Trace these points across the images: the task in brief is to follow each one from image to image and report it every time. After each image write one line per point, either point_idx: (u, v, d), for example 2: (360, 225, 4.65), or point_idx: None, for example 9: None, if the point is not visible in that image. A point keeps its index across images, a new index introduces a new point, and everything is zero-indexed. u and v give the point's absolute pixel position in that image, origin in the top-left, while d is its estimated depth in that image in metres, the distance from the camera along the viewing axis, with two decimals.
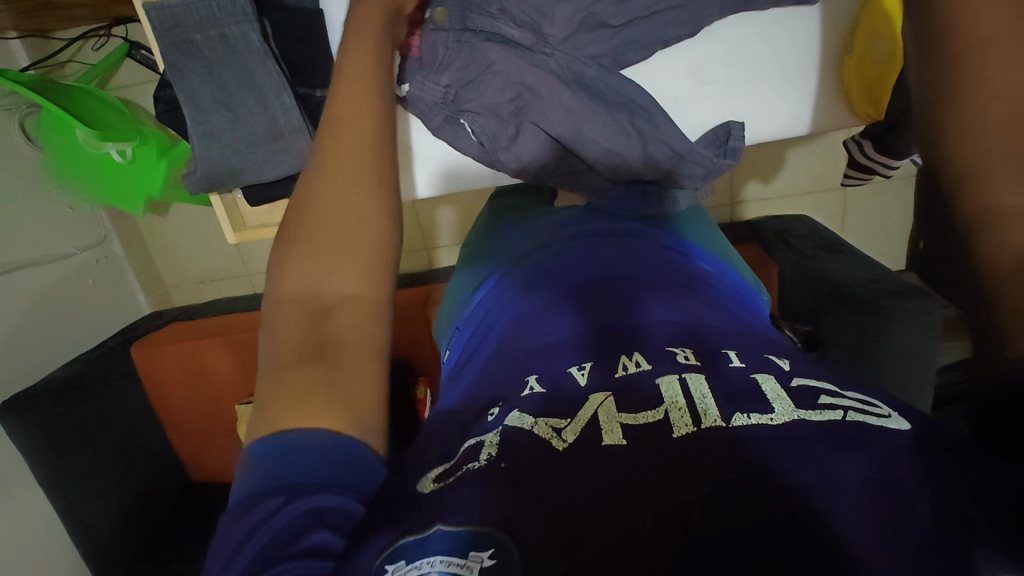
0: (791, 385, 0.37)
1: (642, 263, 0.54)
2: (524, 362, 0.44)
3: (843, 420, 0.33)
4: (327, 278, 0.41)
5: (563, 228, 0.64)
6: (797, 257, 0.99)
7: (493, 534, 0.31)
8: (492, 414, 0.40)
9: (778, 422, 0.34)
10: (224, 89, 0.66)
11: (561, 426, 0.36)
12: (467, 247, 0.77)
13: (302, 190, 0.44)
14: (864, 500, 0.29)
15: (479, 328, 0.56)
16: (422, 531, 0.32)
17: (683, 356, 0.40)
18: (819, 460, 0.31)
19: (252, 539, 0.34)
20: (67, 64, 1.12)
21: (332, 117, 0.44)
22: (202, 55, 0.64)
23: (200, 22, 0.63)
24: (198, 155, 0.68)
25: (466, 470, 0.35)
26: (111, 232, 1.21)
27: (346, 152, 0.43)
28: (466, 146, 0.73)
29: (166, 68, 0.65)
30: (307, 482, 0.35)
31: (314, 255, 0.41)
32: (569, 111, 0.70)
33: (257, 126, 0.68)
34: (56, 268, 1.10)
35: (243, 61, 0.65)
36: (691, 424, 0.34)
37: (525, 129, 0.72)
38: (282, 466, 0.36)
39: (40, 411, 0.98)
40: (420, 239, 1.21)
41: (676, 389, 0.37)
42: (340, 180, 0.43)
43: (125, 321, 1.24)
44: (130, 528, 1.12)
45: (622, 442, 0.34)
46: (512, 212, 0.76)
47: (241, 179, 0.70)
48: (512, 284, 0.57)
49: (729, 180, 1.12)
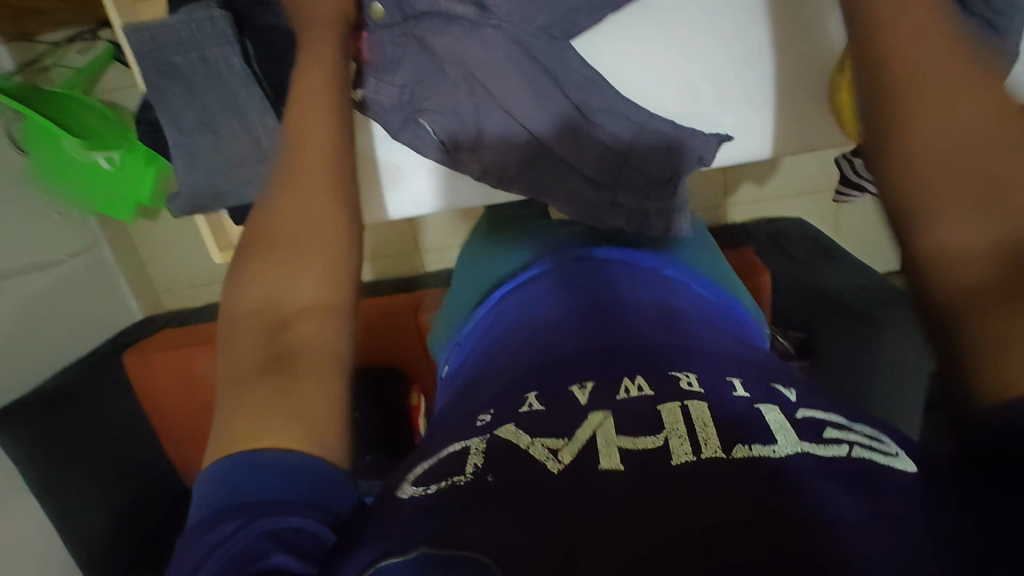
0: (796, 417, 0.36)
1: (639, 286, 0.55)
2: (509, 387, 0.44)
3: (849, 458, 0.33)
4: (284, 287, 0.41)
5: (563, 249, 0.64)
6: (792, 265, 1.01)
7: (480, 558, 0.30)
8: (482, 419, 0.41)
9: (781, 454, 0.33)
10: (207, 110, 0.65)
11: (558, 448, 0.36)
12: (465, 261, 0.76)
13: (262, 202, 0.44)
14: (871, 530, 0.28)
15: (476, 348, 0.56)
16: (405, 552, 0.31)
17: (686, 381, 0.40)
18: (815, 489, 0.30)
19: (210, 558, 0.32)
20: (53, 68, 1.10)
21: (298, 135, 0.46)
22: (184, 78, 0.63)
23: (181, 44, 0.62)
24: (181, 178, 0.68)
25: (449, 483, 0.35)
26: (100, 237, 1.20)
27: (307, 168, 0.45)
28: (426, 148, 0.72)
29: (148, 90, 0.64)
30: (276, 500, 0.34)
31: (270, 266, 0.42)
32: (525, 105, 0.68)
33: (240, 149, 0.67)
34: (46, 274, 1.09)
35: (225, 85, 0.64)
36: (691, 453, 0.34)
37: (486, 128, 0.69)
38: (249, 482, 0.35)
39: (31, 420, 0.98)
40: (413, 244, 1.20)
41: (677, 418, 0.36)
42: (297, 203, 0.43)
43: (117, 327, 1.24)
44: (124, 534, 1.12)
45: (621, 468, 0.34)
46: (511, 229, 0.75)
47: (225, 202, 0.69)
48: (512, 306, 0.57)
49: (724, 182, 1.11)
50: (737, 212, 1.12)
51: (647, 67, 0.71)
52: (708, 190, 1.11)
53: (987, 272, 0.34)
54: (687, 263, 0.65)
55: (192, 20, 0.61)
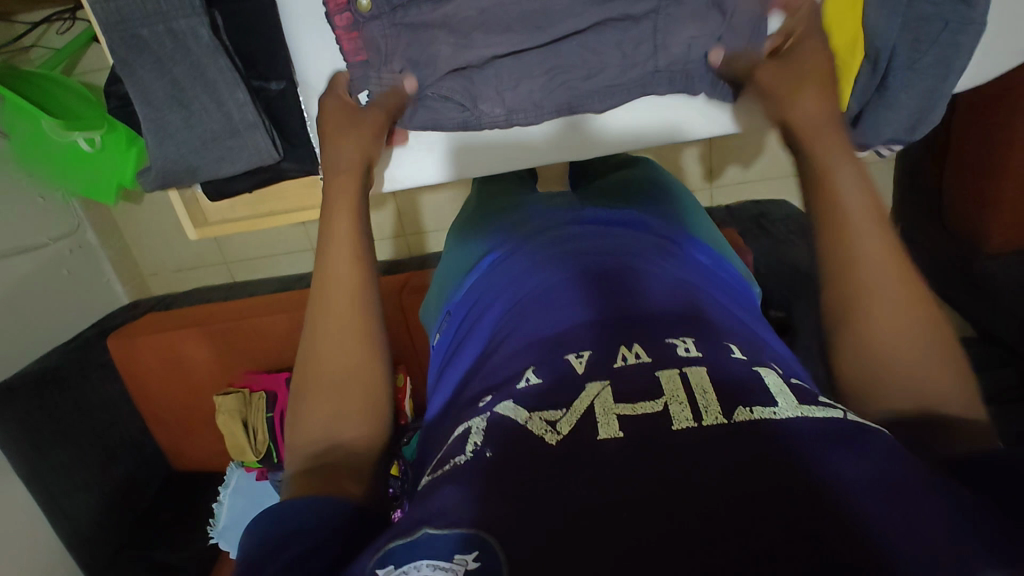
0: (791, 382, 0.38)
1: (640, 255, 0.53)
2: (507, 363, 0.43)
3: (845, 420, 0.34)
4: (332, 412, 0.44)
5: (553, 219, 0.62)
6: (772, 243, 1.03)
7: (480, 534, 0.31)
8: (484, 401, 0.40)
9: (782, 417, 0.34)
10: (177, 86, 0.65)
11: (555, 420, 0.36)
12: (457, 223, 0.76)
13: (302, 345, 0.48)
14: (872, 501, 0.29)
15: (471, 314, 0.55)
16: (411, 535, 0.32)
17: (683, 347, 0.40)
18: (811, 460, 0.31)
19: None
20: (31, 49, 1.09)
21: (324, 273, 0.49)
22: (151, 50, 0.63)
23: (146, 15, 0.61)
24: (153, 154, 0.67)
25: (451, 465, 0.36)
26: (84, 219, 1.19)
27: (337, 305, 0.48)
28: (446, 122, 0.68)
29: (115, 64, 0.63)
30: (286, 526, 0.37)
31: (315, 389, 0.45)
32: (517, 70, 0.65)
33: (212, 124, 0.67)
34: (29, 259, 1.09)
35: (195, 58, 0.64)
36: (691, 419, 0.34)
37: (498, 66, 0.65)
38: (265, 520, 0.39)
39: (17, 404, 0.98)
40: (401, 227, 1.21)
41: (676, 384, 0.36)
42: (330, 327, 0.47)
43: (102, 310, 1.23)
44: (114, 518, 1.12)
45: (619, 435, 0.34)
46: (500, 198, 0.74)
47: (198, 176, 0.70)
48: (505, 274, 0.55)
49: (709, 163, 1.11)
50: (722, 194, 1.13)
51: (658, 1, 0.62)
52: (692, 171, 1.11)
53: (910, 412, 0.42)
54: (687, 231, 0.64)
55: None
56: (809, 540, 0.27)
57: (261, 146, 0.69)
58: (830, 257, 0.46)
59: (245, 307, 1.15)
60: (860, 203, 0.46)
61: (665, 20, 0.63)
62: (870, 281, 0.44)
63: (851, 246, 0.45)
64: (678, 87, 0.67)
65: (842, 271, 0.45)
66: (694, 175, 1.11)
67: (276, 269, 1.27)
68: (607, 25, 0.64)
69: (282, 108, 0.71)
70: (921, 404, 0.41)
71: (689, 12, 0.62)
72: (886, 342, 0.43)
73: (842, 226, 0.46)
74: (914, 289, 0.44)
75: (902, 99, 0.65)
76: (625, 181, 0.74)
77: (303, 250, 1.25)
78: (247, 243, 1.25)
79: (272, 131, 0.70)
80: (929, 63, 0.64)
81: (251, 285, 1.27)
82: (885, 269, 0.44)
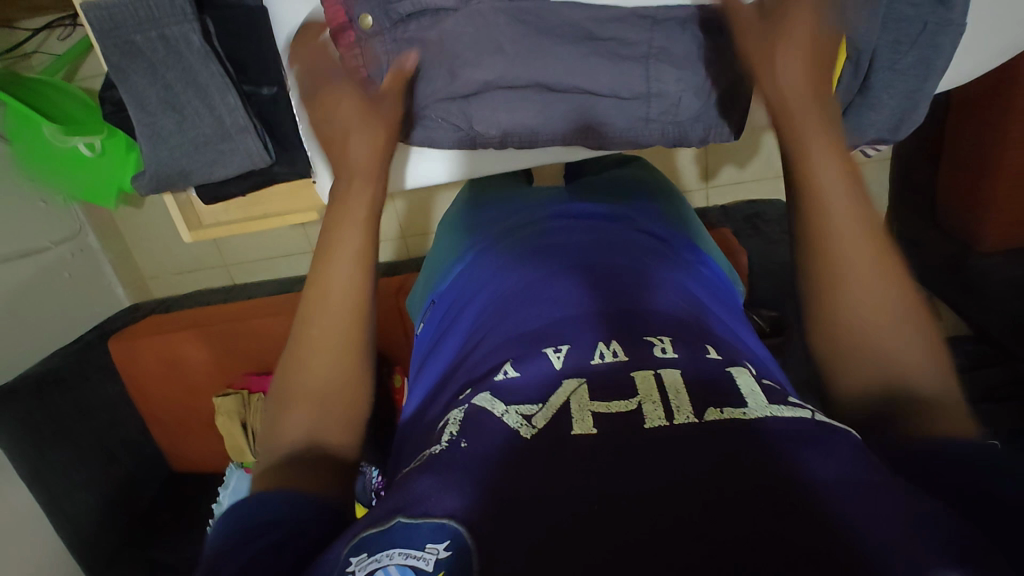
0: (764, 383, 0.38)
1: (618, 250, 0.54)
2: (485, 358, 0.44)
3: (812, 419, 0.35)
4: (315, 420, 0.44)
5: (535, 216, 0.63)
6: (764, 243, 1.04)
7: (453, 525, 0.31)
8: (463, 394, 0.41)
9: (752, 417, 0.34)
10: (169, 89, 0.66)
11: (531, 414, 0.37)
12: (444, 220, 0.77)
13: (290, 353, 0.47)
14: (835, 497, 0.30)
15: (453, 307, 0.56)
16: (383, 524, 0.33)
17: (660, 348, 0.40)
18: (783, 455, 0.32)
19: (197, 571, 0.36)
20: (33, 55, 1.10)
21: (319, 281, 0.48)
22: (144, 56, 0.64)
23: (140, 22, 0.62)
24: (146, 158, 0.68)
25: (428, 453, 0.37)
26: (85, 224, 1.20)
27: (332, 305, 0.47)
28: (443, 140, 0.69)
29: (110, 71, 0.64)
30: (265, 517, 0.38)
31: (300, 388, 0.45)
32: (514, 104, 0.66)
33: (204, 127, 0.68)
34: (31, 261, 1.10)
35: (187, 63, 0.65)
36: (663, 417, 0.35)
37: (490, 90, 0.66)
38: (240, 511, 0.39)
39: (18, 404, 0.99)
40: (397, 229, 1.21)
41: (650, 384, 0.37)
42: (320, 326, 0.47)
43: (103, 313, 1.25)
44: (113, 519, 1.13)
45: (593, 432, 0.35)
46: (487, 193, 0.75)
47: (191, 180, 0.71)
48: (489, 266, 0.56)
49: (704, 164, 1.11)
50: (717, 194, 1.14)
51: (648, 26, 0.64)
52: (687, 172, 1.11)
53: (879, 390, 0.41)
54: (668, 226, 0.64)
55: None
56: (773, 535, 0.28)
57: (253, 150, 0.70)
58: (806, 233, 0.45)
59: (244, 309, 1.16)
60: (836, 177, 0.44)
61: (656, 68, 0.65)
62: (836, 255, 0.43)
63: (826, 218, 0.43)
64: (667, 145, 0.69)
65: (820, 244, 0.43)
66: (688, 176, 1.12)
67: (275, 272, 1.29)
68: (600, 53, 0.64)
69: (272, 111, 0.72)
70: (881, 377, 0.41)
71: (682, 39, 0.64)
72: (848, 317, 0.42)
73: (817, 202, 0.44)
74: (883, 260, 0.42)
75: (883, 98, 0.66)
76: (614, 179, 0.75)
77: (302, 253, 1.26)
78: (246, 246, 1.26)
79: (264, 136, 0.71)
80: (908, 63, 0.64)
81: (250, 287, 1.28)
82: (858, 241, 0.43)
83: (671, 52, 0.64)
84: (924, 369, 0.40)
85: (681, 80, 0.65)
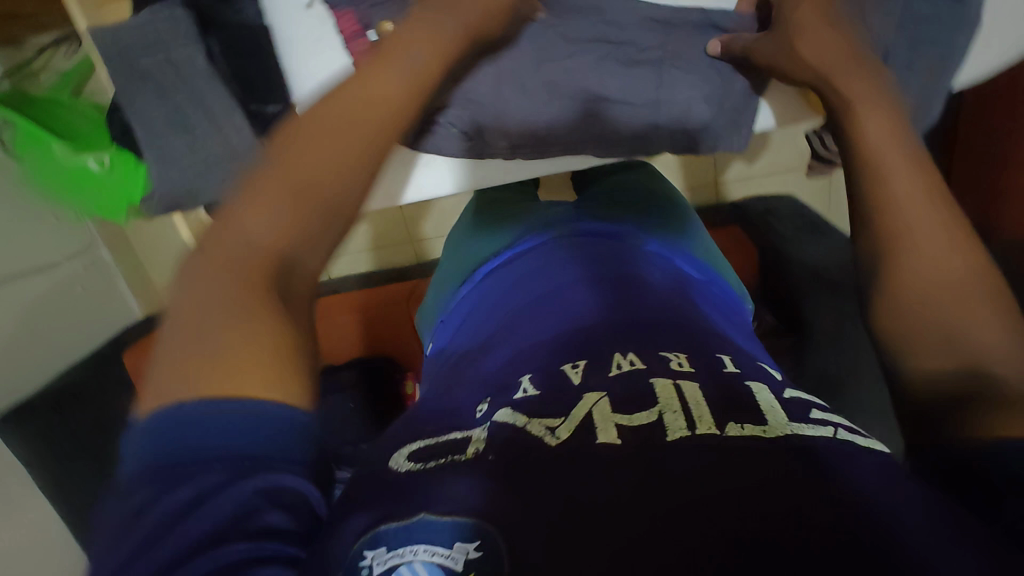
0: (785, 397, 0.40)
1: (627, 265, 0.53)
2: (504, 368, 0.43)
3: (834, 438, 0.36)
4: (284, 242, 0.37)
5: (547, 229, 0.63)
6: (779, 238, 1.03)
7: (481, 525, 0.31)
8: (481, 411, 0.40)
9: (771, 435, 0.35)
10: (178, 110, 0.65)
11: (555, 425, 0.36)
12: (454, 233, 0.76)
13: (252, 182, 0.39)
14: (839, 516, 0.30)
15: (463, 322, 0.55)
16: (406, 518, 0.32)
17: (677, 363, 0.41)
18: (805, 465, 0.33)
19: (163, 544, 0.28)
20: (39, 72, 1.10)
21: (338, 113, 0.42)
22: (152, 79, 0.65)
23: (147, 46, 0.65)
24: (155, 180, 0.65)
25: (450, 461, 0.35)
26: (96, 238, 1.19)
27: (335, 143, 0.41)
28: (448, 148, 0.64)
29: (120, 95, 0.66)
30: (259, 454, 0.30)
31: (263, 201, 0.37)
32: (530, 93, 0.64)
33: (212, 146, 0.65)
34: (46, 278, 1.10)
35: (193, 83, 0.66)
36: (685, 428, 0.35)
37: (506, 111, 0.64)
38: (206, 436, 0.30)
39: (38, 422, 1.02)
40: (405, 234, 1.22)
41: (671, 394, 0.38)
42: (312, 155, 0.40)
43: (117, 326, 1.25)
44: None
45: (617, 441, 0.35)
46: (493, 207, 0.75)
47: (199, 201, 0.67)
48: (503, 279, 0.56)
49: (714, 160, 1.10)
50: (730, 190, 1.13)
51: (659, 35, 0.67)
52: (698, 168, 1.10)
53: (946, 380, 0.38)
54: (677, 245, 0.63)
55: (156, 23, 0.65)
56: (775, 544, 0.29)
57: None
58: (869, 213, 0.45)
59: None
60: (888, 151, 0.46)
61: (669, 72, 0.65)
62: (902, 236, 0.43)
63: (898, 204, 0.43)
64: (677, 152, 0.67)
65: (884, 225, 0.44)
66: (700, 172, 1.11)
67: None
68: (610, 58, 0.65)
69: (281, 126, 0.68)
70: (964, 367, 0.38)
71: (693, 54, 0.66)
72: (916, 302, 0.41)
73: (880, 178, 0.45)
74: (941, 229, 0.42)
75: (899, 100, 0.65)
76: (623, 187, 0.74)
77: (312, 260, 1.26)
78: None
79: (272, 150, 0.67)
80: None
81: None
82: (928, 233, 0.42)
83: (685, 57, 0.65)
84: (1004, 349, 0.38)
85: (700, 94, 0.64)
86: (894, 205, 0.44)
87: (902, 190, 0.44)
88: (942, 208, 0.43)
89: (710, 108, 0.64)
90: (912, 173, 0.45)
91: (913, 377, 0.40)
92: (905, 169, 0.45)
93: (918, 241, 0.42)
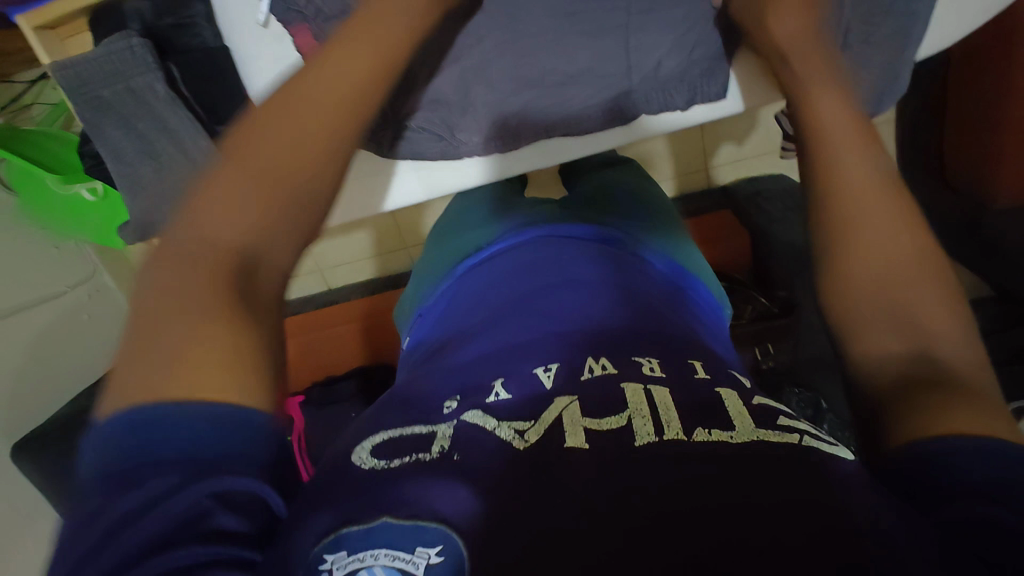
0: (753, 404, 0.39)
1: (609, 266, 0.53)
2: (479, 364, 0.43)
3: (799, 444, 0.35)
4: (250, 220, 0.38)
5: (524, 227, 0.62)
6: None
7: (449, 531, 0.31)
8: (449, 407, 0.40)
9: (738, 441, 0.34)
10: (144, 139, 0.68)
11: (524, 429, 0.36)
12: (438, 224, 0.76)
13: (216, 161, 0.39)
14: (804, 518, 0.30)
15: (441, 318, 0.55)
16: (367, 522, 0.32)
17: (648, 367, 0.40)
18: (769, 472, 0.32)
19: (110, 549, 0.28)
20: (31, 106, 1.12)
21: (308, 81, 0.43)
22: (115, 110, 0.68)
23: (105, 77, 0.67)
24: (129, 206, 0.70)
25: (413, 459, 0.35)
26: (98, 265, 1.22)
27: (305, 106, 0.42)
28: (427, 150, 0.68)
29: (86, 127, 0.68)
30: (215, 457, 0.31)
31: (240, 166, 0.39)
32: (500, 85, 0.65)
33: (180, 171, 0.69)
34: (49, 307, 1.12)
35: (155, 111, 0.68)
36: (652, 433, 0.35)
37: (478, 103, 0.66)
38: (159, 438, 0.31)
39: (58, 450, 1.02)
40: (398, 240, 1.23)
41: (640, 399, 0.37)
42: (288, 120, 0.41)
43: None
44: None
45: (585, 446, 0.34)
46: (476, 200, 0.75)
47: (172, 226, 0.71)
48: (482, 276, 0.56)
49: (702, 144, 1.09)
50: (719, 174, 1.12)
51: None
52: (686, 154, 1.09)
53: (895, 371, 0.36)
54: (658, 245, 0.62)
55: (113, 53, 0.67)
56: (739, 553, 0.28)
57: None
58: (821, 193, 0.44)
59: None
60: (844, 124, 0.46)
61: (635, 36, 0.63)
62: (854, 217, 0.42)
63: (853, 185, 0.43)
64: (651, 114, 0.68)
65: (836, 205, 0.43)
66: (687, 158, 1.10)
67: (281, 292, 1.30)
68: (574, 32, 0.63)
69: None
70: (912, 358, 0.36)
71: (662, 11, 0.63)
72: (868, 288, 0.40)
73: (833, 144, 0.45)
74: (895, 214, 0.41)
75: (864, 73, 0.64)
76: (606, 190, 0.73)
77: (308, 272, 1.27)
78: None
79: None
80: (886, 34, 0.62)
81: None
82: (879, 214, 0.41)
83: (656, 14, 0.63)
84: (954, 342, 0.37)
85: (669, 51, 0.64)
86: (844, 190, 0.43)
87: (852, 166, 0.44)
88: (895, 193, 0.43)
89: (675, 65, 0.65)
90: (868, 150, 0.44)
91: (865, 366, 0.38)
92: (859, 140, 0.45)
93: (871, 225, 0.41)
